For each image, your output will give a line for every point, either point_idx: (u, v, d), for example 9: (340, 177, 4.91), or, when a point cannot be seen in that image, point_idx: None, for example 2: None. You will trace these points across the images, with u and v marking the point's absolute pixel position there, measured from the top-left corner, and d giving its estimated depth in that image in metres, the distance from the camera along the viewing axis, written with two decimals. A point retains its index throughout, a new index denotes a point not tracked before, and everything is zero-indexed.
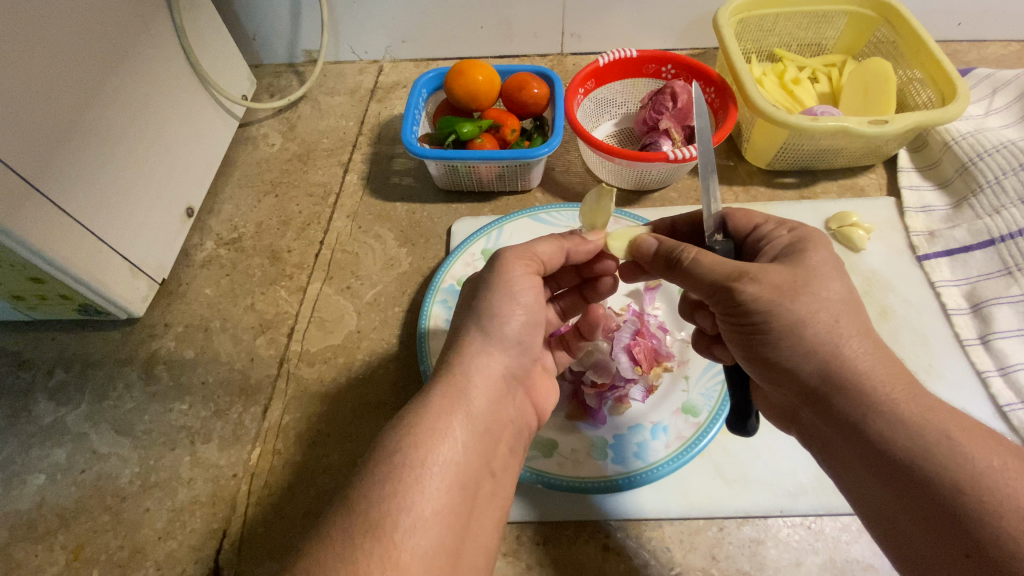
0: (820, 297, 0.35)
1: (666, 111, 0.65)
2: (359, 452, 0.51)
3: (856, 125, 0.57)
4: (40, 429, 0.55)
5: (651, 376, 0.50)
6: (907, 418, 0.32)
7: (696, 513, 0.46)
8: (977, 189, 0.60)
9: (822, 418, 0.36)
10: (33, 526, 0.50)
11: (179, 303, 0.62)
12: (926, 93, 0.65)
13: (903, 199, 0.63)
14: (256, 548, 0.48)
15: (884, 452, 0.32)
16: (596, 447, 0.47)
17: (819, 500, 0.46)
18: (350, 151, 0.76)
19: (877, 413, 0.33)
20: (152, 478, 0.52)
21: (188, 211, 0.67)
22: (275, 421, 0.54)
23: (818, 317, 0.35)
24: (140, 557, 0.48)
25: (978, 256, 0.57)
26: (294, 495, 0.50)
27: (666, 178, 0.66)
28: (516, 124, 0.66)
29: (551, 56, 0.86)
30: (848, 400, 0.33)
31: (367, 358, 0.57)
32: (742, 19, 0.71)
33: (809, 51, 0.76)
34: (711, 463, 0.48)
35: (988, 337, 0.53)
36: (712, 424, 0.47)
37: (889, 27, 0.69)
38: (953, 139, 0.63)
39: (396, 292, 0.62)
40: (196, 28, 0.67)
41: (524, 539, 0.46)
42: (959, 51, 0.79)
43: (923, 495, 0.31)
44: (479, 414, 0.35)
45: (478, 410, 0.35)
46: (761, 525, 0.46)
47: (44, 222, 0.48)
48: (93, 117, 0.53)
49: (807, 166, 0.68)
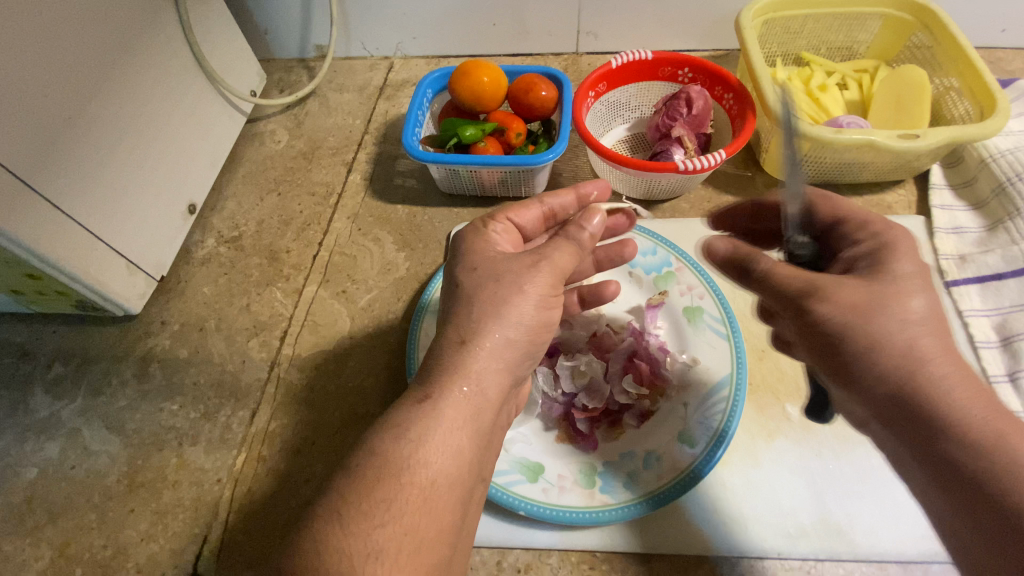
0: (889, 317, 0.33)
1: (680, 117, 0.62)
2: (344, 463, 0.50)
3: (884, 139, 0.53)
4: (36, 423, 0.56)
5: (648, 402, 0.48)
6: (971, 438, 0.31)
7: (687, 550, 0.43)
8: (1014, 213, 0.55)
9: (892, 436, 0.34)
10: (23, 519, 0.50)
11: (176, 301, 0.62)
12: (963, 105, 0.60)
13: (933, 219, 0.59)
14: (235, 558, 0.46)
15: (958, 460, 0.31)
16: (584, 474, 0.45)
17: (821, 544, 0.43)
18: (355, 150, 0.75)
19: (941, 436, 0.31)
20: (139, 477, 0.51)
21: (190, 208, 0.67)
22: (262, 426, 0.53)
23: (896, 337, 0.33)
24: (122, 558, 0.47)
25: (1012, 285, 0.53)
26: (275, 503, 0.49)
27: (676, 188, 0.63)
28: (521, 127, 0.64)
29: (566, 55, 0.83)
30: (933, 433, 0.31)
31: (357, 365, 0.56)
32: (767, 20, 0.67)
33: (839, 55, 0.72)
34: (706, 498, 0.45)
35: (1018, 374, 0.49)
36: (709, 457, 0.44)
37: (926, 32, 0.64)
38: (990, 156, 0.58)
39: (392, 297, 0.60)
40: (204, 25, 0.67)
41: (506, 565, 0.44)
42: (1004, 59, 0.73)
43: (956, 481, 0.31)
44: (458, 408, 0.35)
45: (458, 406, 0.35)
46: (756, 567, 0.43)
47: (37, 219, 0.48)
48: (91, 115, 0.53)
49: (829, 180, 0.63)
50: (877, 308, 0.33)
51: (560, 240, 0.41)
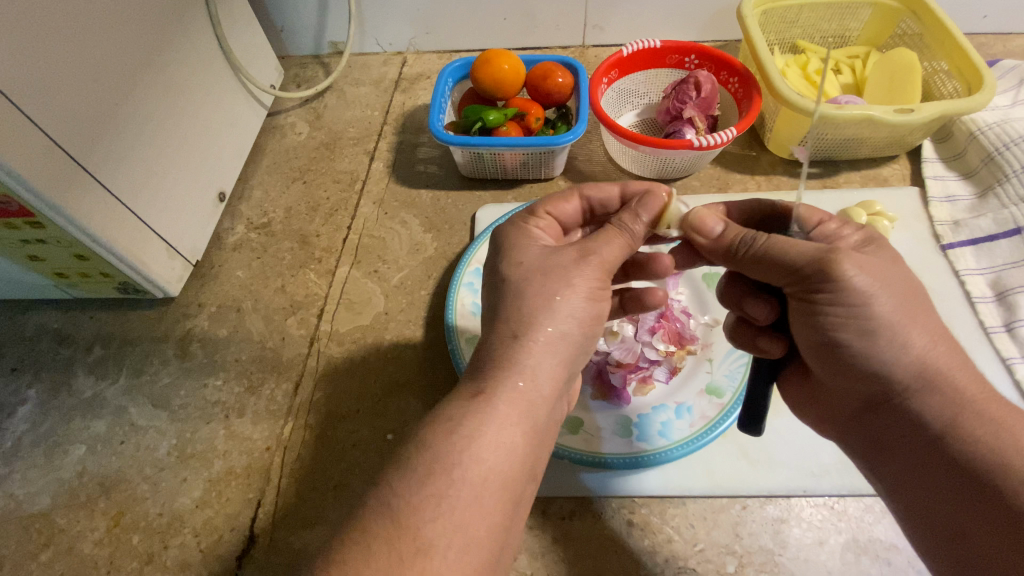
0: (886, 303, 0.35)
1: (690, 100, 0.66)
2: (389, 428, 0.52)
3: (882, 113, 0.57)
4: (81, 402, 0.57)
5: (675, 359, 0.51)
6: (965, 427, 0.34)
7: (720, 492, 0.47)
8: (1002, 179, 0.60)
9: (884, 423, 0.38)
10: (75, 493, 0.52)
11: (211, 284, 0.64)
12: (952, 84, 0.65)
13: (928, 189, 0.63)
14: (290, 519, 0.49)
15: (961, 448, 0.34)
16: (620, 425, 0.48)
17: (844, 481, 0.46)
18: (376, 140, 0.77)
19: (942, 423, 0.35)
20: (189, 449, 0.53)
21: (220, 197, 0.69)
22: (306, 397, 0.55)
23: (892, 323, 0.35)
24: (178, 524, 0.49)
25: (1003, 245, 0.57)
26: (326, 466, 0.51)
27: (688, 167, 0.66)
28: (540, 113, 0.67)
29: (573, 48, 0.87)
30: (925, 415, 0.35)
31: (395, 337, 0.58)
32: (766, 10, 0.71)
33: (832, 42, 0.77)
34: (734, 444, 0.49)
35: (1012, 325, 0.54)
36: (736, 405, 0.47)
37: (914, 19, 0.69)
38: (978, 130, 0.63)
39: (423, 275, 0.63)
40: (230, 19, 0.69)
41: (550, 513, 0.47)
42: (984, 44, 0.78)
43: (945, 468, 0.35)
44: (513, 401, 0.34)
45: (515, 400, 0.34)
46: (784, 505, 0.46)
47: (88, 200, 0.50)
48: (134, 102, 0.55)
49: (829, 157, 0.68)
50: (882, 291, 0.35)
51: (610, 231, 0.40)
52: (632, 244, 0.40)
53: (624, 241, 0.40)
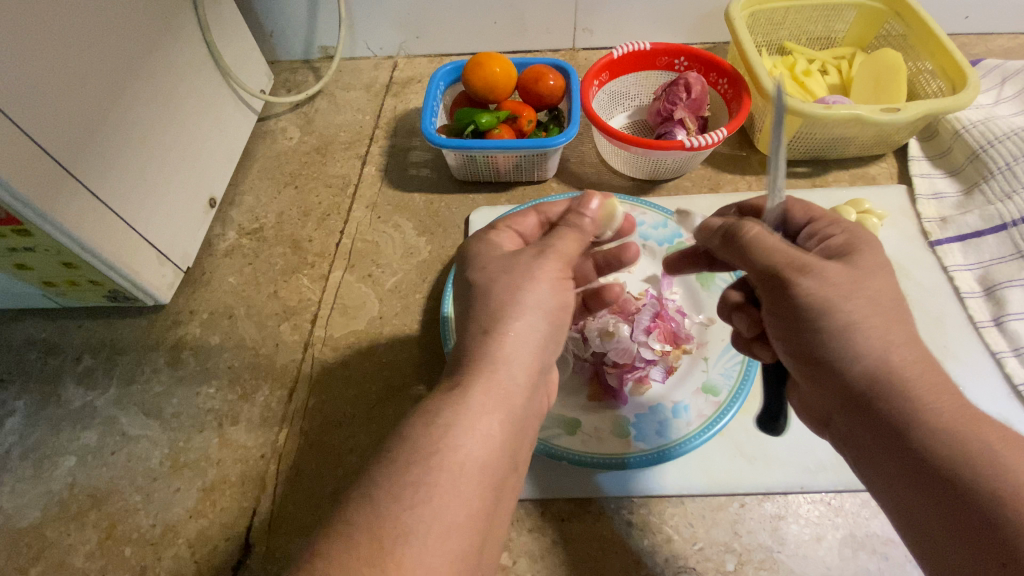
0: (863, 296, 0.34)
1: (680, 102, 0.67)
2: (386, 433, 0.52)
3: (869, 113, 0.58)
4: (70, 413, 0.56)
5: (671, 358, 0.51)
6: (938, 423, 0.31)
7: (718, 490, 0.47)
8: (987, 176, 0.61)
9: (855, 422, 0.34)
10: (66, 505, 0.51)
11: (203, 291, 0.64)
12: (936, 83, 0.66)
13: (915, 187, 0.64)
14: (286, 526, 0.48)
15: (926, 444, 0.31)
16: (618, 425, 0.48)
17: (840, 477, 0.46)
18: (367, 144, 0.77)
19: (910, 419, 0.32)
20: (182, 458, 0.52)
21: (211, 202, 0.68)
22: (301, 403, 0.54)
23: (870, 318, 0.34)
24: (172, 535, 0.49)
25: (990, 241, 0.58)
26: (322, 473, 0.50)
27: (679, 168, 0.67)
28: (532, 115, 0.67)
29: (563, 51, 0.87)
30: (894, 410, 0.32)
31: (391, 341, 0.58)
32: (754, 12, 0.72)
33: (818, 44, 0.78)
34: (731, 442, 0.49)
35: (1001, 319, 0.54)
36: (733, 403, 0.48)
37: (898, 20, 0.70)
38: (963, 128, 0.64)
39: (417, 279, 0.63)
40: (218, 24, 0.69)
41: (549, 515, 0.47)
42: (966, 44, 0.80)
43: (926, 472, 0.31)
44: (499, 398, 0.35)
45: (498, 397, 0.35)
46: (781, 502, 0.46)
47: (78, 207, 0.49)
48: (124, 109, 0.54)
49: (818, 156, 0.69)
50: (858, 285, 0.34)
51: (563, 229, 0.42)
52: (585, 236, 0.42)
53: (578, 236, 0.42)
